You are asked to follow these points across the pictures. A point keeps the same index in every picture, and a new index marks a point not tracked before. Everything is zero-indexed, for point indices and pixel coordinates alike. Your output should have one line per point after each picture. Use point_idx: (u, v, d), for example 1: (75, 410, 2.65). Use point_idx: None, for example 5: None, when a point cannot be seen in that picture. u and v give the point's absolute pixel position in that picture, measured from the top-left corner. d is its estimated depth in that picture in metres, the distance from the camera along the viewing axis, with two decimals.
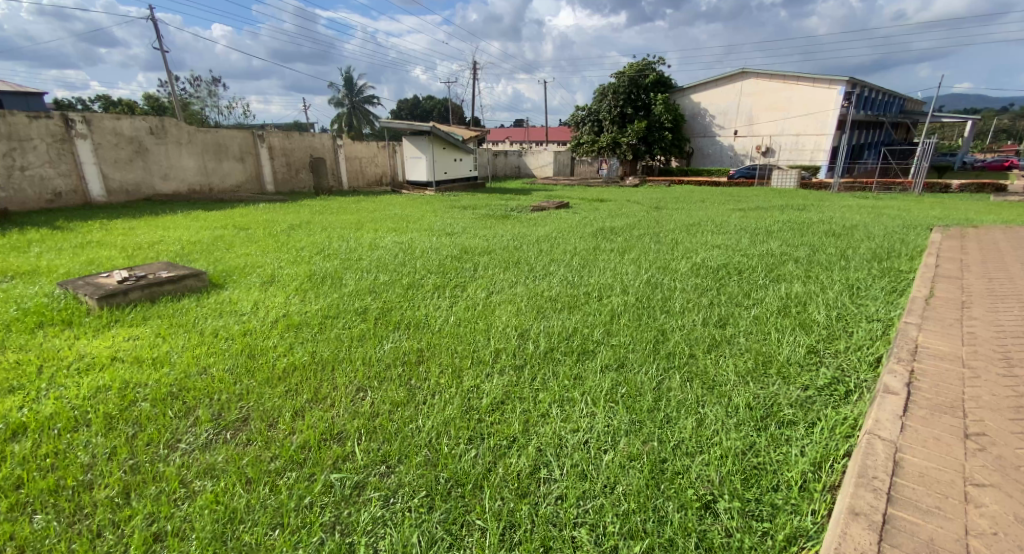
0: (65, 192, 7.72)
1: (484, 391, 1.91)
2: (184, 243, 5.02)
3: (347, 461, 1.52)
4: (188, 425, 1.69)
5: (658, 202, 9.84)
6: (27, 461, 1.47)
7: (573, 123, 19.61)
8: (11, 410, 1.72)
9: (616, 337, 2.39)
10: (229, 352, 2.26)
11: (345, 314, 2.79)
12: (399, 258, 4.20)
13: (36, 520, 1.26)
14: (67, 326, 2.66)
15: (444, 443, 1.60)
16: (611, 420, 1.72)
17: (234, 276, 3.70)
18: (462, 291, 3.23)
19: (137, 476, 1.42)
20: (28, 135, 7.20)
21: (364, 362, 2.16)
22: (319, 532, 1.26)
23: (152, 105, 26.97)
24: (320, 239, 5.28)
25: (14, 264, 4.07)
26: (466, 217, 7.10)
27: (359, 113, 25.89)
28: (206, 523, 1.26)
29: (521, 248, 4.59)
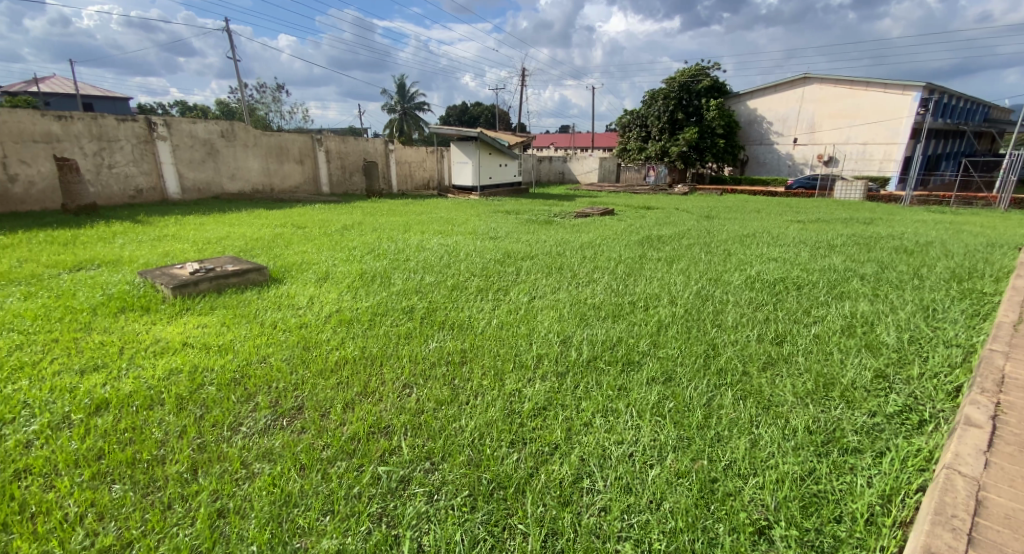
0: (146, 189, 8.43)
1: (527, 395, 1.91)
2: (248, 239, 5.36)
3: (394, 455, 1.57)
4: (249, 410, 1.79)
5: (710, 211, 9.51)
6: (108, 434, 1.60)
7: (622, 130, 19.36)
8: (96, 387, 1.89)
9: (664, 349, 2.33)
10: (286, 343, 2.38)
11: (393, 312, 2.87)
12: (444, 260, 4.28)
13: (116, 488, 1.36)
14: (144, 312, 2.90)
15: (487, 445, 1.61)
16: (658, 435, 1.67)
17: (292, 272, 3.90)
18: (505, 295, 3.25)
19: (204, 454, 1.52)
20: (116, 136, 7.97)
21: (410, 360, 2.21)
22: (366, 522, 1.30)
23: (223, 110, 29.04)
24: (371, 240, 5.48)
25: (102, 254, 4.49)
26: (510, 222, 7.15)
27: (410, 118, 26.71)
28: (264, 505, 1.33)
29: (564, 255, 4.57)
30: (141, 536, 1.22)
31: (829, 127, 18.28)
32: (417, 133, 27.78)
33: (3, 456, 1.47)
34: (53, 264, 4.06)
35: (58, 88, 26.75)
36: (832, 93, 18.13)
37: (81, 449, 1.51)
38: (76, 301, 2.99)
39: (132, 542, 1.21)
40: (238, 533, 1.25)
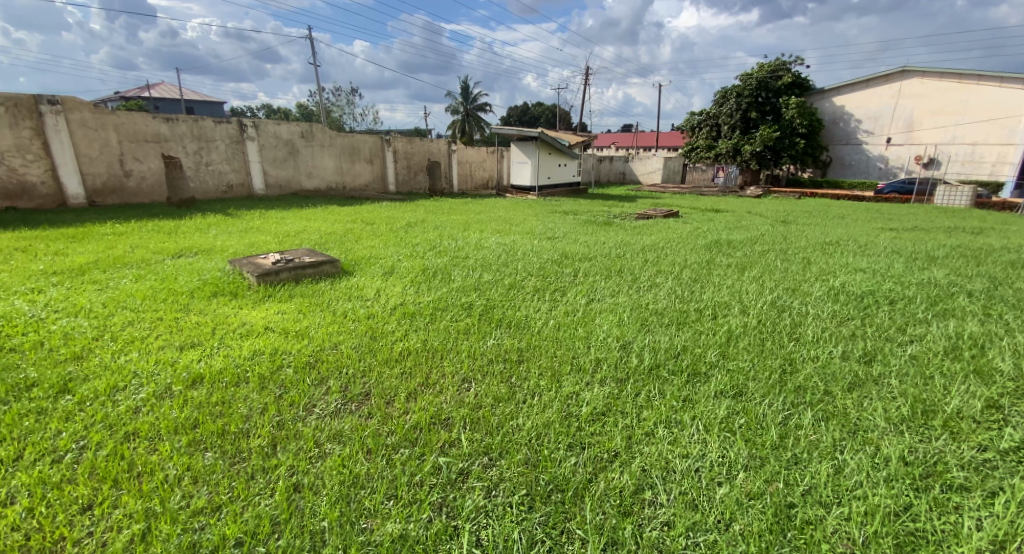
0: (236, 185, 9.24)
1: (585, 399, 1.88)
2: (322, 234, 5.69)
3: (454, 447, 1.60)
4: (321, 394, 1.90)
5: (786, 216, 8.87)
6: (202, 406, 1.77)
7: (690, 129, 18.61)
8: (192, 362, 2.10)
9: (734, 362, 2.20)
10: (355, 332, 2.51)
11: (452, 307, 2.93)
12: (502, 259, 4.32)
13: (208, 456, 1.49)
14: (233, 297, 3.17)
15: (545, 446, 1.60)
16: (728, 451, 1.58)
17: (362, 265, 4.10)
18: (563, 296, 3.22)
19: (282, 432, 1.63)
20: (213, 136, 8.79)
21: (469, 355, 2.25)
22: (427, 511, 1.34)
23: (303, 113, 31.16)
24: (433, 237, 5.63)
25: (199, 243, 4.96)
26: (569, 222, 7.10)
27: (472, 119, 27.20)
28: (334, 484, 1.40)
29: (625, 257, 4.46)
30: (228, 502, 1.33)
31: (930, 125, 16.48)
32: (478, 133, 28.23)
33: (117, 419, 1.65)
34: (159, 250, 4.53)
35: (167, 94, 29.90)
36: (935, 87, 16.31)
37: (179, 418, 1.67)
38: (177, 285, 3.32)
39: (221, 506, 1.32)
40: (311, 509, 1.32)
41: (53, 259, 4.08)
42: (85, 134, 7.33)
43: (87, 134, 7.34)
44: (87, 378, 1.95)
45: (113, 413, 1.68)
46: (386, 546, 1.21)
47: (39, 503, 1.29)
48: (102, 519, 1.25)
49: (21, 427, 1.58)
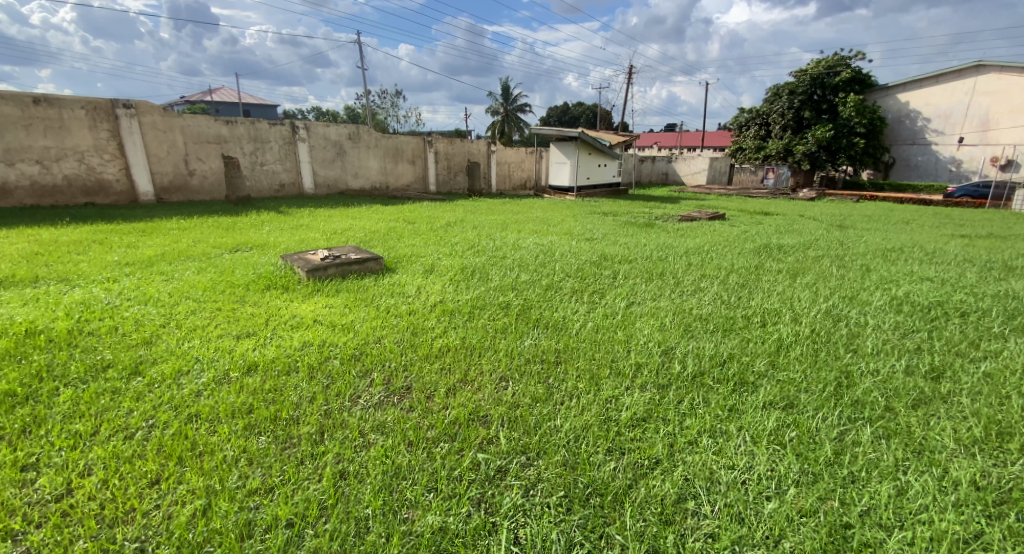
0: (287, 184, 9.68)
1: (625, 403, 1.85)
2: (366, 232, 5.88)
3: (493, 444, 1.61)
4: (365, 386, 1.96)
5: (842, 220, 8.39)
6: (257, 392, 1.87)
7: (739, 129, 17.93)
8: (248, 351, 2.22)
9: (785, 372, 2.10)
10: (397, 327, 2.57)
11: (490, 306, 2.96)
12: (540, 259, 4.31)
13: (262, 440, 1.57)
14: (284, 290, 3.33)
15: (584, 449, 1.59)
16: (777, 465, 1.52)
17: (403, 263, 4.21)
18: (601, 298, 3.18)
19: (329, 420, 1.70)
20: (268, 138, 9.25)
21: (507, 354, 2.26)
22: (467, 505, 1.35)
23: (350, 115, 32.26)
24: (472, 236, 5.69)
25: (254, 239, 5.24)
26: (608, 223, 7.00)
27: (512, 120, 27.29)
28: (377, 473, 1.44)
29: (667, 260, 4.36)
30: (280, 484, 1.39)
31: (1009, 125, 15.19)
32: (518, 133, 28.30)
33: (181, 401, 1.77)
34: (218, 245, 4.82)
35: (227, 98, 31.72)
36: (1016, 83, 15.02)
37: (236, 403, 1.77)
38: (234, 278, 3.52)
39: (274, 488, 1.39)
40: (356, 496, 1.36)
41: (126, 251, 4.41)
42: (155, 136, 7.88)
43: (156, 136, 7.90)
44: (155, 361, 2.10)
45: (178, 395, 1.80)
46: (427, 537, 1.24)
47: (113, 474, 1.39)
48: (168, 494, 1.34)
49: (99, 404, 1.72)
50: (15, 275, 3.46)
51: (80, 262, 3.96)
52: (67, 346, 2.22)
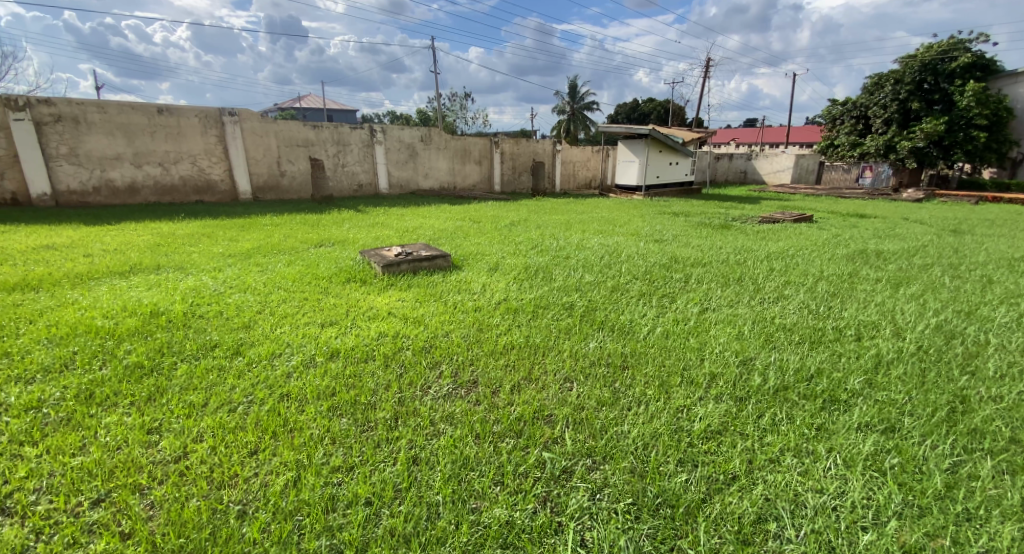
0: (365, 184, 10.26)
1: (698, 414, 1.77)
2: (435, 230, 6.08)
3: (557, 444, 1.61)
4: (434, 377, 2.04)
5: (956, 225, 7.41)
6: (338, 377, 2.00)
7: (831, 124, 16.44)
8: (331, 338, 2.39)
9: (884, 392, 1.90)
10: (464, 323, 2.64)
11: (553, 306, 2.95)
12: (605, 260, 4.23)
13: (344, 422, 1.68)
14: (362, 284, 3.53)
15: (653, 457, 1.54)
16: (874, 494, 1.38)
17: (470, 261, 4.31)
18: (671, 302, 3.06)
19: (402, 408, 1.79)
20: (349, 141, 9.85)
21: (571, 356, 2.24)
22: (532, 502, 1.36)
23: (423, 118, 33.52)
24: (536, 236, 5.71)
25: (336, 235, 5.61)
26: (679, 224, 6.72)
27: (579, 119, 26.92)
28: (446, 462, 1.49)
29: (745, 264, 4.10)
30: (360, 464, 1.48)
31: None
32: (584, 132, 27.88)
33: (275, 381, 1.94)
34: (305, 240, 5.22)
35: (313, 104, 34.15)
36: None
37: (321, 386, 1.91)
38: (319, 271, 3.79)
39: (354, 467, 1.48)
40: (428, 482, 1.42)
41: (229, 244, 4.91)
42: (254, 140, 8.68)
43: (255, 140, 8.70)
44: (253, 343, 2.32)
45: (272, 376, 1.98)
46: (494, 528, 1.27)
47: (220, 442, 1.55)
48: (265, 464, 1.47)
49: (207, 379, 1.93)
50: (142, 263, 3.98)
51: (192, 253, 4.46)
52: (183, 327, 2.51)
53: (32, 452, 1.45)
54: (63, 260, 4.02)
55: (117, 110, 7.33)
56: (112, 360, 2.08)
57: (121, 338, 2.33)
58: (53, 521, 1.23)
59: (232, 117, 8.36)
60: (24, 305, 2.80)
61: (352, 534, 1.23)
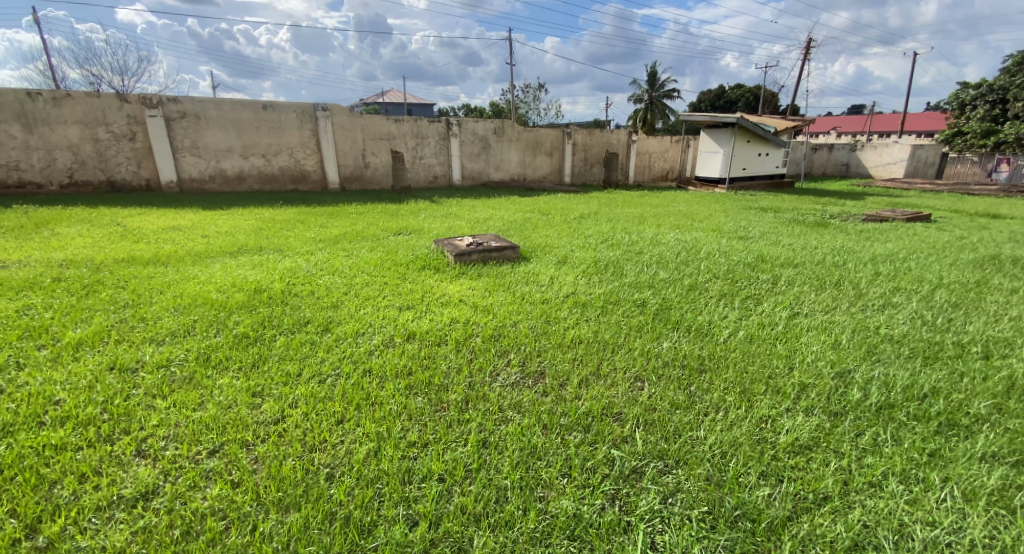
0: (439, 176, 10.59)
1: (785, 426, 1.64)
2: (505, 222, 6.15)
3: (627, 443, 1.57)
4: (503, 365, 2.07)
5: None
6: (413, 357, 2.11)
7: (958, 110, 14.34)
8: (407, 320, 2.52)
9: (1018, 421, 1.65)
10: (532, 314, 2.65)
11: (624, 303, 2.87)
12: (682, 257, 4.04)
13: (419, 401, 1.77)
14: (436, 271, 3.66)
15: (732, 466, 1.46)
16: (999, 534, 1.21)
17: (538, 253, 4.31)
18: (756, 305, 2.85)
19: (473, 392, 1.84)
20: (427, 134, 10.20)
21: (643, 354, 2.17)
22: (601, 498, 1.35)
23: (497, 111, 33.89)
24: (607, 229, 5.57)
25: (412, 224, 5.85)
26: (767, 221, 6.24)
27: (657, 108, 25.74)
28: (514, 448, 1.52)
29: (844, 267, 3.72)
30: (433, 441, 1.55)
31: None
32: (663, 123, 26.65)
33: (359, 357, 2.09)
34: (385, 228, 5.51)
35: (395, 99, 35.82)
36: None
37: (399, 365, 2.02)
38: (397, 257, 3.99)
39: (428, 444, 1.55)
40: (496, 466, 1.45)
41: (318, 230, 5.31)
42: (343, 133, 9.28)
43: (344, 133, 9.29)
44: (340, 322, 2.50)
45: (356, 352, 2.13)
46: (561, 519, 1.27)
47: (311, 410, 1.70)
48: (349, 433, 1.58)
49: (302, 351, 2.11)
50: (248, 244, 4.43)
51: (288, 237, 4.89)
52: (281, 303, 2.77)
53: (162, 405, 1.67)
54: (185, 240, 4.57)
55: (229, 107, 8.16)
56: (224, 329, 2.34)
57: (231, 310, 2.62)
58: (177, 465, 1.40)
59: (325, 111, 8.97)
60: (155, 277, 3.22)
61: (426, 507, 1.29)
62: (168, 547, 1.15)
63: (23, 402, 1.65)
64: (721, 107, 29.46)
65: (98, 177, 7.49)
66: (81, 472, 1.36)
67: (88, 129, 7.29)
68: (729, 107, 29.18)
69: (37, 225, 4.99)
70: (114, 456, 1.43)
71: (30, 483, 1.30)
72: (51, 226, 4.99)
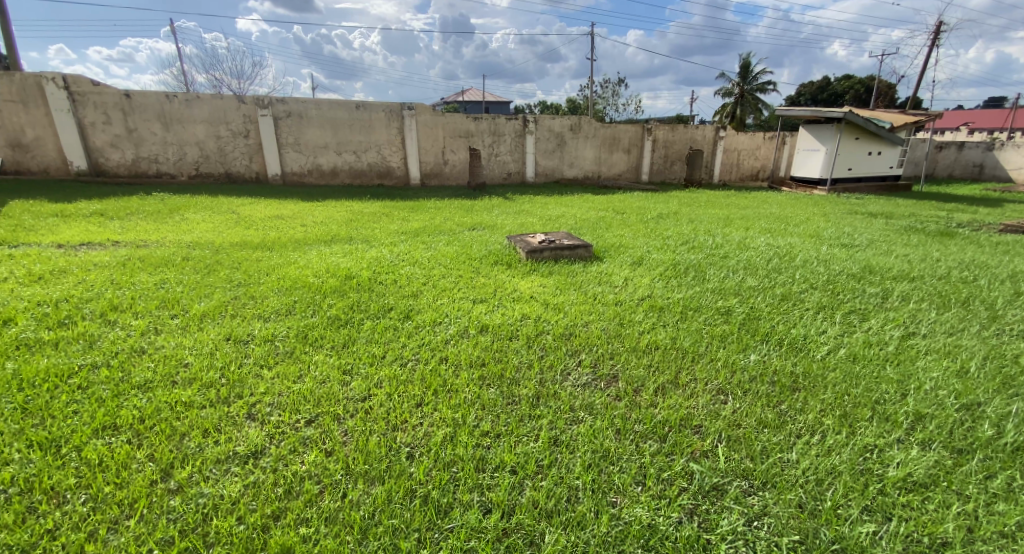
0: (513, 173, 10.72)
1: (895, 458, 1.47)
2: (578, 220, 6.09)
3: (707, 458, 1.49)
4: (574, 364, 2.06)
5: None
6: (485, 349, 2.15)
7: None
8: (480, 313, 2.58)
9: None
10: (604, 315, 2.60)
11: (706, 310, 2.72)
12: (772, 264, 3.75)
13: (492, 392, 1.80)
14: (509, 267, 3.70)
15: (829, 496, 1.34)
16: None
17: (612, 253, 4.21)
18: (861, 321, 2.58)
19: (545, 389, 1.84)
20: (504, 132, 10.36)
21: (726, 366, 2.05)
22: (678, 511, 1.29)
23: (574, 108, 33.49)
24: (688, 231, 5.31)
25: (487, 220, 5.97)
26: (875, 227, 5.61)
27: (750, 102, 24.02)
28: (586, 450, 1.51)
29: (974, 284, 3.24)
30: (505, 434, 1.58)
31: None
32: (755, 118, 24.85)
33: (435, 344, 2.18)
34: (461, 223, 5.68)
35: (474, 96, 36.70)
36: None
37: (473, 355, 2.08)
38: (472, 252, 4.10)
39: (500, 435, 1.58)
40: (568, 465, 1.45)
41: (400, 223, 5.59)
42: (426, 130, 9.67)
43: (427, 131, 9.68)
44: (419, 310, 2.62)
45: (434, 340, 2.22)
46: (635, 527, 1.24)
47: (392, 391, 1.80)
48: (426, 417, 1.65)
49: (386, 336, 2.25)
50: (339, 234, 4.78)
51: (374, 228, 5.19)
52: (368, 290, 2.96)
53: (269, 375, 1.86)
54: (286, 228, 5.02)
55: (327, 106, 8.81)
56: (319, 310, 2.55)
57: (326, 293, 2.85)
58: (281, 430, 1.56)
59: (411, 110, 9.40)
60: (262, 261, 3.58)
61: (499, 496, 1.32)
62: (273, 502, 1.27)
63: (161, 362, 1.92)
64: (824, 101, 26.87)
65: (218, 170, 8.47)
66: (205, 428, 1.55)
67: (212, 128, 8.25)
68: (835, 101, 26.51)
69: (171, 210, 5.75)
70: (230, 416, 1.61)
71: (166, 433, 1.51)
72: (182, 212, 5.72)
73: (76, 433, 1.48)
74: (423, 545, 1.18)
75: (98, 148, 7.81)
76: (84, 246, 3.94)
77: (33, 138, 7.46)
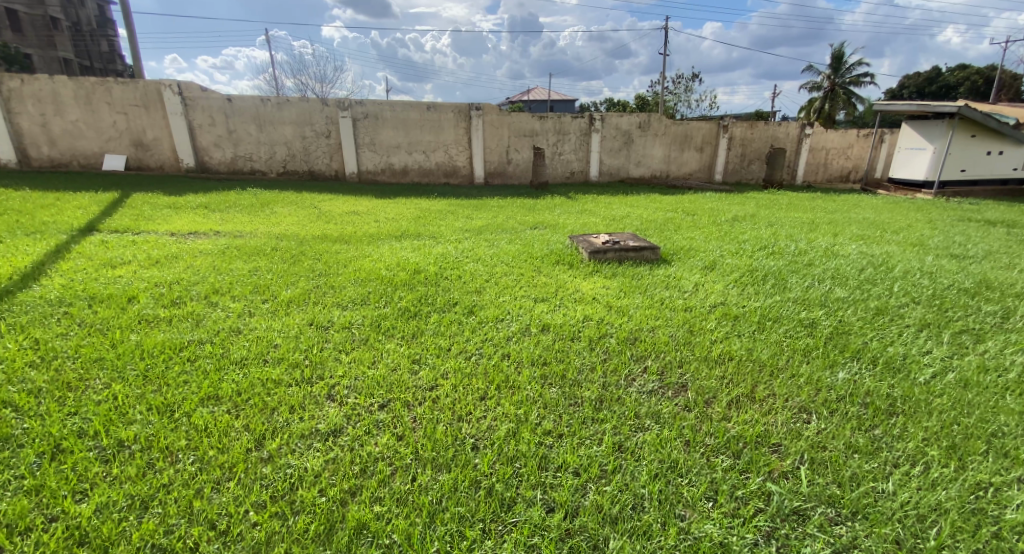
0: (577, 172, 10.62)
1: (1015, 500, 1.29)
2: (644, 220, 5.91)
3: (787, 479, 1.40)
4: (639, 371, 2.00)
5: None
6: (547, 349, 2.15)
7: None
8: (543, 312, 2.58)
9: None
10: (672, 322, 2.50)
11: (787, 321, 2.54)
12: (865, 274, 3.42)
13: (554, 391, 1.80)
14: (570, 267, 3.67)
15: (932, 534, 1.20)
16: None
17: (681, 256, 4.05)
18: (974, 343, 2.28)
19: (608, 393, 1.81)
20: (569, 131, 10.28)
21: (810, 383, 1.90)
22: (754, 533, 1.22)
23: (643, 105, 32.54)
24: (766, 235, 4.98)
25: (550, 219, 5.95)
26: (993, 236, 4.94)
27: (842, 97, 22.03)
28: (653, 459, 1.46)
29: None
30: (568, 434, 1.57)
31: None
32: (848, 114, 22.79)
33: (498, 341, 2.21)
34: (524, 222, 5.71)
35: (540, 96, 36.81)
36: None
37: (535, 354, 2.09)
38: (534, 251, 4.10)
39: (563, 435, 1.57)
40: (634, 472, 1.41)
41: (465, 221, 5.72)
42: (492, 129, 9.82)
43: (494, 130, 9.82)
44: (482, 306, 2.67)
45: (497, 335, 2.26)
46: (706, 544, 1.18)
47: (458, 383, 1.85)
48: (490, 410, 1.68)
49: (451, 329, 2.32)
50: (408, 230, 4.98)
51: (440, 225, 5.35)
52: (434, 284, 3.06)
53: (346, 359, 1.98)
54: (361, 222, 5.31)
55: (402, 107, 9.20)
56: (391, 301, 2.68)
57: (397, 286, 2.98)
58: (357, 412, 1.65)
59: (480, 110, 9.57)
60: (339, 253, 3.81)
61: (563, 496, 1.31)
62: (351, 478, 1.35)
63: (254, 342, 2.11)
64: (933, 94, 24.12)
65: (303, 168, 9.13)
66: (292, 404, 1.68)
67: (300, 128, 8.90)
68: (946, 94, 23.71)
69: (262, 204, 6.27)
70: (313, 395, 1.74)
71: (259, 407, 1.65)
72: (271, 206, 6.23)
73: (187, 401, 1.66)
74: (488, 537, 1.21)
75: (204, 147, 8.67)
76: (191, 235, 4.41)
77: (153, 138, 8.42)
